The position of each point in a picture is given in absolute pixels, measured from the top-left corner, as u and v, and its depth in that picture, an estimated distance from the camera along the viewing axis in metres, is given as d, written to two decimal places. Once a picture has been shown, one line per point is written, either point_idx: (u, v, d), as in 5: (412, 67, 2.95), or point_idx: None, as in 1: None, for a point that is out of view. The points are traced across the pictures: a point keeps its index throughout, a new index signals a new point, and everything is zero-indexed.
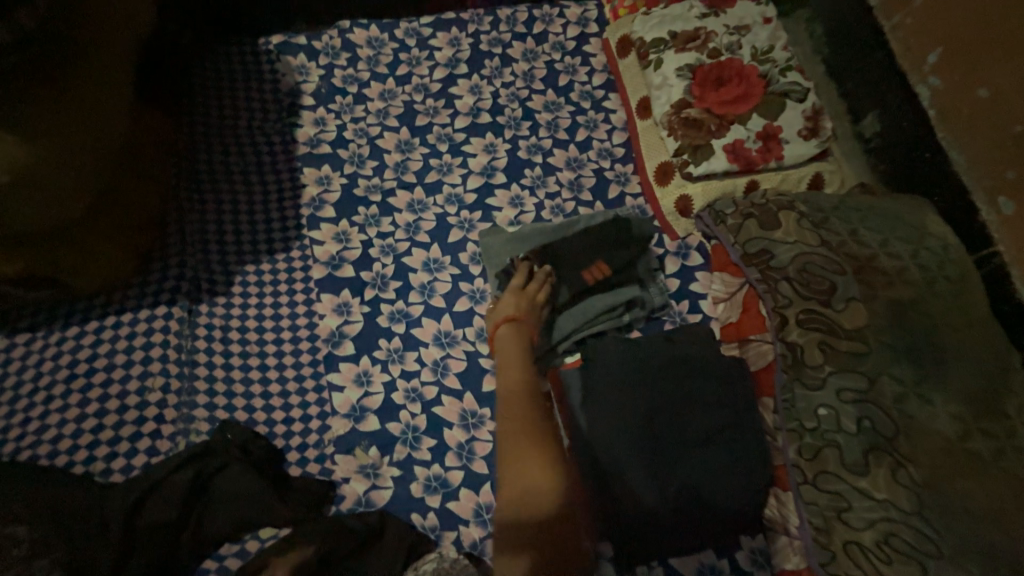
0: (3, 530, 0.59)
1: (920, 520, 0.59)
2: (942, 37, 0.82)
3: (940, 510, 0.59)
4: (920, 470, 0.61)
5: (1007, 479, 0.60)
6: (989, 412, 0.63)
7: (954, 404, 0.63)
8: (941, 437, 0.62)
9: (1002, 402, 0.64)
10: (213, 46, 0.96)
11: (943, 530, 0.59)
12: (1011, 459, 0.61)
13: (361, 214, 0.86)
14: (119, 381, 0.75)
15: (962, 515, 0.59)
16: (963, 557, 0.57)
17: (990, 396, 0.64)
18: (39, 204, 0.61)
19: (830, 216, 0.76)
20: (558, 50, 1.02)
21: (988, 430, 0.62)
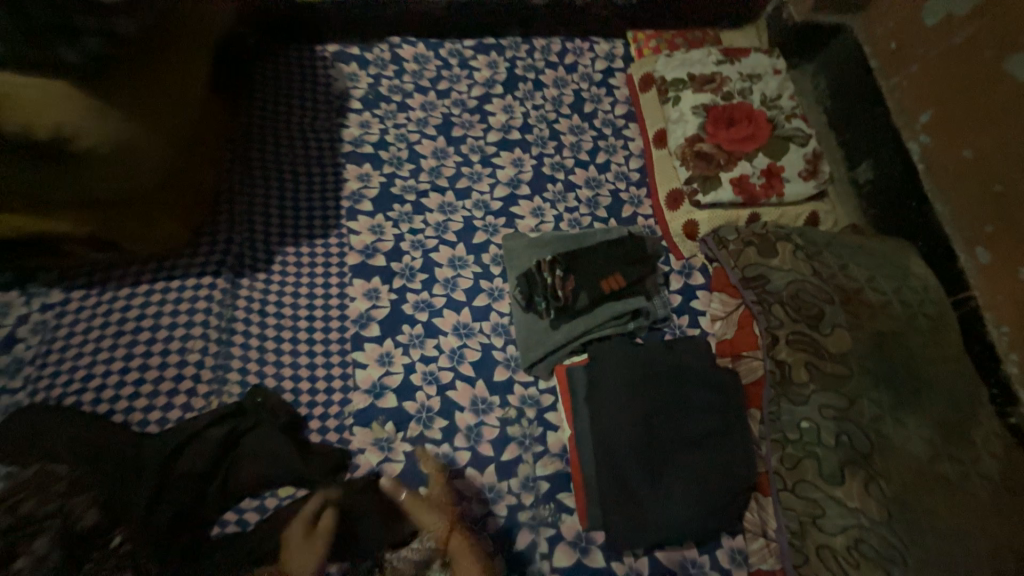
0: (49, 467, 0.65)
1: (888, 530, 0.65)
2: (932, 101, 0.92)
3: (906, 522, 0.65)
4: (891, 485, 0.67)
5: (970, 499, 0.65)
6: (958, 438, 0.69)
7: (926, 428, 0.69)
8: (911, 456, 0.68)
9: (969, 431, 0.70)
10: (274, 49, 1.05)
11: (908, 541, 0.64)
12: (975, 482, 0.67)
13: (396, 210, 0.94)
14: (162, 340, 0.81)
15: (927, 529, 0.64)
16: (924, 566, 0.63)
17: (959, 424, 0.70)
18: (114, 173, 0.64)
19: (824, 250, 0.83)
20: (586, 80, 1.11)
21: (956, 454, 0.68)
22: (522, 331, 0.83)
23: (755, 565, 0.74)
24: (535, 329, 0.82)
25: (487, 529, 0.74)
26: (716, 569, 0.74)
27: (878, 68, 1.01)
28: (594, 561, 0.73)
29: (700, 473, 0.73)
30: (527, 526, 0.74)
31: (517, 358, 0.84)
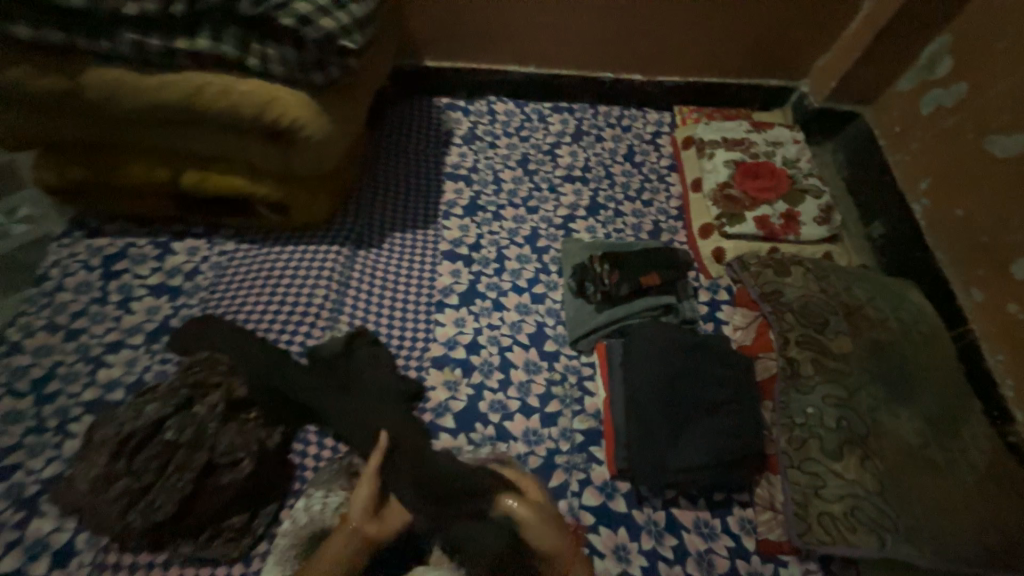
0: (212, 355, 0.86)
1: (881, 499, 0.77)
2: (930, 172, 1.10)
3: (896, 494, 0.77)
4: (884, 462, 0.79)
5: (953, 479, 0.78)
6: (949, 431, 0.82)
7: (918, 420, 0.83)
8: (904, 441, 0.81)
9: (958, 427, 0.83)
10: (403, 93, 1.38)
11: (898, 509, 0.76)
12: (961, 467, 0.80)
13: (480, 216, 1.20)
14: (295, 286, 1.05)
15: (914, 500, 0.77)
16: (911, 529, 0.75)
17: (950, 421, 0.83)
18: (316, 160, 0.91)
19: (832, 275, 1.00)
20: (638, 138, 1.38)
21: (944, 443, 0.81)
22: (573, 311, 1.02)
23: (763, 534, 0.82)
24: (583, 311, 1.02)
25: (529, 465, 0.88)
26: (727, 532, 0.83)
27: (887, 146, 1.22)
28: (617, 505, 0.84)
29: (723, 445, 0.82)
30: (561, 468, 0.87)
31: (564, 335, 1.03)
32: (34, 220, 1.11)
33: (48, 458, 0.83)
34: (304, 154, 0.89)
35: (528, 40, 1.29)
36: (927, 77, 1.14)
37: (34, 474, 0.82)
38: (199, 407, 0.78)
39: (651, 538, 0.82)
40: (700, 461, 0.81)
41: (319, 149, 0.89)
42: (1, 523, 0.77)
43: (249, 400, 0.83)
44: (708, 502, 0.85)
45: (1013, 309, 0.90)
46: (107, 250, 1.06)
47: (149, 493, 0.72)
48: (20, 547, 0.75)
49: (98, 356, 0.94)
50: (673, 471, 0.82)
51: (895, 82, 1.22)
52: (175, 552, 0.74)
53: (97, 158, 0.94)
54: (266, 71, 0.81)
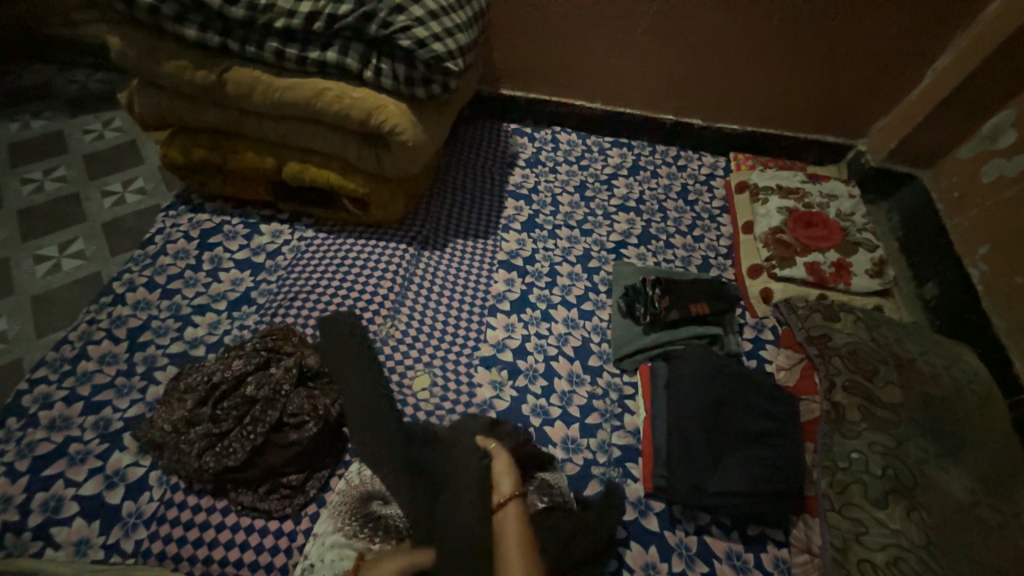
0: (285, 327, 0.96)
1: (927, 553, 0.75)
2: (988, 238, 1.10)
3: (943, 549, 0.76)
4: (931, 516, 0.78)
5: (1006, 543, 0.77)
6: (1001, 495, 0.81)
7: (969, 479, 0.82)
8: (953, 498, 0.80)
9: (1011, 491, 0.82)
10: (474, 118, 1.51)
11: (945, 565, 0.74)
12: (1015, 533, 0.78)
13: (537, 233, 1.27)
14: (361, 275, 1.12)
15: (963, 559, 0.75)
16: None
17: (1002, 484, 0.82)
18: (410, 162, 1.01)
19: (883, 326, 1.01)
20: (692, 178, 1.44)
21: (996, 505, 0.80)
22: (619, 330, 1.06)
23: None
24: (631, 331, 1.06)
25: (565, 471, 0.90)
26: (759, 568, 0.82)
27: (944, 210, 1.23)
28: (650, 524, 0.85)
29: (762, 477, 0.83)
30: (597, 481, 0.89)
31: (609, 352, 1.06)
32: (148, 192, 1.29)
33: (132, 400, 0.92)
34: (397, 156, 0.99)
35: (598, 79, 1.40)
36: (989, 147, 1.15)
37: (119, 412, 0.90)
38: (276, 369, 0.87)
39: (681, 561, 0.82)
40: (738, 490, 0.82)
41: (400, 154, 0.99)
42: (87, 451, 0.85)
43: (318, 369, 0.91)
44: (741, 535, 0.85)
45: None
46: (205, 225, 1.19)
47: (226, 439, 0.80)
48: (100, 475, 0.83)
49: (186, 315, 1.04)
50: (711, 494, 0.82)
51: (956, 150, 1.24)
52: (235, 499, 0.80)
53: (218, 143, 1.09)
54: (378, 83, 0.93)
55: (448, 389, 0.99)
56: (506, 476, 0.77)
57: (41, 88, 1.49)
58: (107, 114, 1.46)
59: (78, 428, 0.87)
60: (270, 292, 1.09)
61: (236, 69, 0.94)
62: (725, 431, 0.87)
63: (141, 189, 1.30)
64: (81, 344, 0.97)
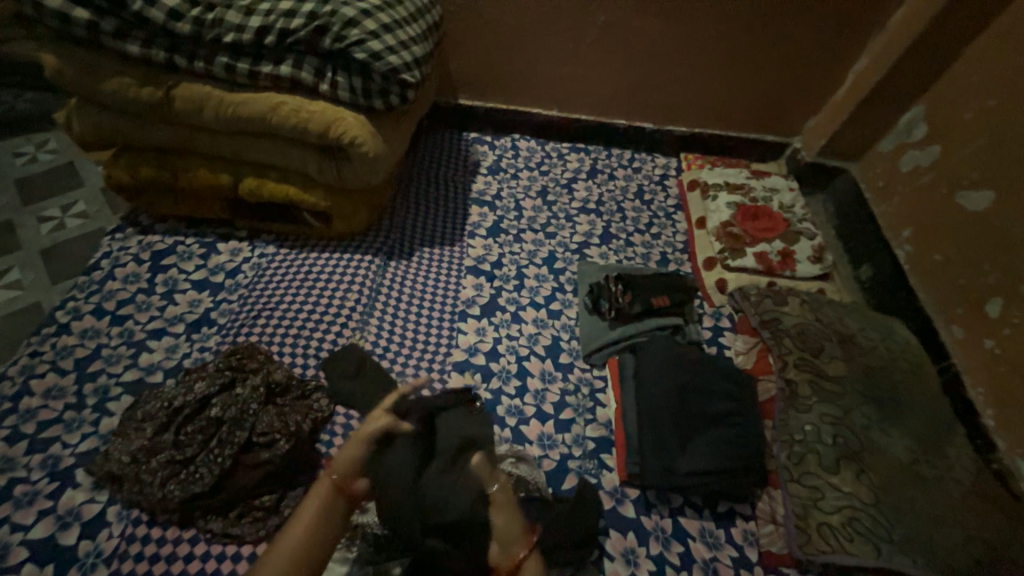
0: (249, 346, 0.93)
1: (875, 510, 0.82)
2: (910, 221, 1.21)
3: (889, 506, 0.83)
4: (877, 477, 0.85)
5: (942, 494, 0.84)
6: (934, 451, 0.90)
7: (908, 439, 0.90)
8: (896, 458, 0.88)
9: (943, 447, 0.90)
10: (434, 128, 1.53)
11: (891, 520, 0.81)
12: (948, 484, 0.86)
13: (502, 238, 1.30)
14: (327, 288, 1.11)
15: (906, 513, 0.82)
16: (904, 539, 0.79)
17: (935, 442, 0.91)
18: (371, 173, 1.01)
19: (825, 307, 1.10)
20: (647, 179, 1.51)
21: (932, 461, 0.88)
22: (587, 326, 1.10)
23: (765, 546, 0.86)
24: (598, 327, 1.10)
25: (543, 467, 0.92)
26: (730, 543, 0.86)
27: (872, 198, 1.34)
28: (626, 510, 0.88)
29: (727, 456, 0.88)
30: (573, 473, 0.92)
31: (578, 349, 1.10)
32: (91, 215, 1.23)
33: (84, 434, 0.87)
34: (358, 167, 0.99)
35: (553, 88, 1.45)
36: (905, 139, 1.27)
37: (70, 448, 0.85)
38: (242, 389, 0.84)
39: (659, 544, 0.85)
40: (707, 468, 0.86)
41: (359, 165, 0.99)
42: (35, 492, 0.79)
43: (287, 385, 0.89)
44: (712, 514, 0.89)
45: (990, 344, 0.98)
46: (156, 247, 1.14)
47: (191, 465, 0.77)
48: (52, 516, 0.77)
49: (140, 341, 1.00)
50: (683, 475, 0.86)
51: (878, 143, 1.36)
52: (204, 527, 0.77)
53: (169, 161, 1.05)
54: (335, 95, 0.94)
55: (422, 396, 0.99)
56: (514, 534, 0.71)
57: None
58: (40, 135, 1.38)
59: (24, 468, 0.81)
60: (233, 311, 1.06)
61: (185, 85, 0.92)
62: (692, 414, 0.92)
63: (83, 213, 1.23)
64: (23, 379, 0.91)
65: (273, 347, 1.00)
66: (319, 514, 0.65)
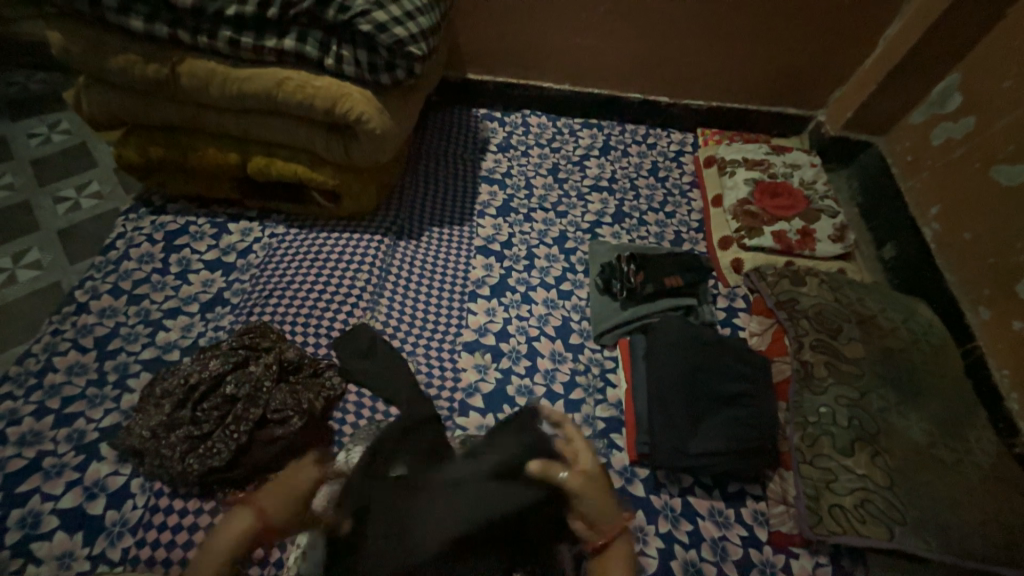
0: (262, 325, 0.94)
1: (889, 493, 0.81)
2: (939, 198, 1.16)
3: (904, 488, 0.82)
4: (893, 459, 0.84)
5: (959, 476, 0.83)
6: (954, 435, 0.88)
7: (926, 422, 0.88)
8: (913, 440, 0.86)
9: (963, 430, 0.88)
10: (443, 105, 1.49)
11: (905, 502, 0.80)
12: (967, 467, 0.85)
13: (513, 217, 1.28)
14: (337, 269, 1.10)
15: (921, 495, 0.81)
16: (918, 521, 0.79)
17: (955, 425, 0.89)
18: (379, 151, 0.99)
19: (845, 287, 1.07)
20: (662, 155, 1.46)
21: (950, 444, 0.86)
22: (597, 307, 1.09)
23: (775, 526, 0.85)
24: (609, 307, 1.08)
25: None
26: (739, 522, 0.86)
27: (899, 174, 1.28)
28: (635, 490, 0.88)
29: (739, 437, 0.87)
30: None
31: (589, 329, 1.09)
32: (105, 196, 1.24)
33: (107, 410, 0.89)
34: (365, 146, 0.98)
35: (565, 61, 1.39)
36: (938, 111, 1.20)
37: (93, 423, 0.87)
38: (256, 368, 0.86)
39: (667, 522, 0.85)
40: (720, 448, 0.86)
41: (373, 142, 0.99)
42: (63, 464, 0.82)
43: (299, 364, 0.90)
44: (722, 494, 0.89)
45: (1019, 326, 0.94)
46: (169, 227, 1.15)
47: (208, 440, 0.79)
48: (80, 487, 0.81)
49: (157, 320, 1.01)
50: (694, 456, 0.86)
51: (908, 115, 1.29)
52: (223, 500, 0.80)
53: (177, 141, 1.05)
54: (341, 70, 0.91)
55: (434, 376, 0.99)
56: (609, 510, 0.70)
57: None
58: (51, 116, 1.39)
59: (51, 442, 0.84)
60: (247, 290, 1.07)
61: (189, 61, 0.90)
62: (706, 397, 0.90)
63: (97, 193, 1.24)
64: (46, 357, 0.94)
65: (286, 326, 1.01)
66: (232, 551, 0.66)
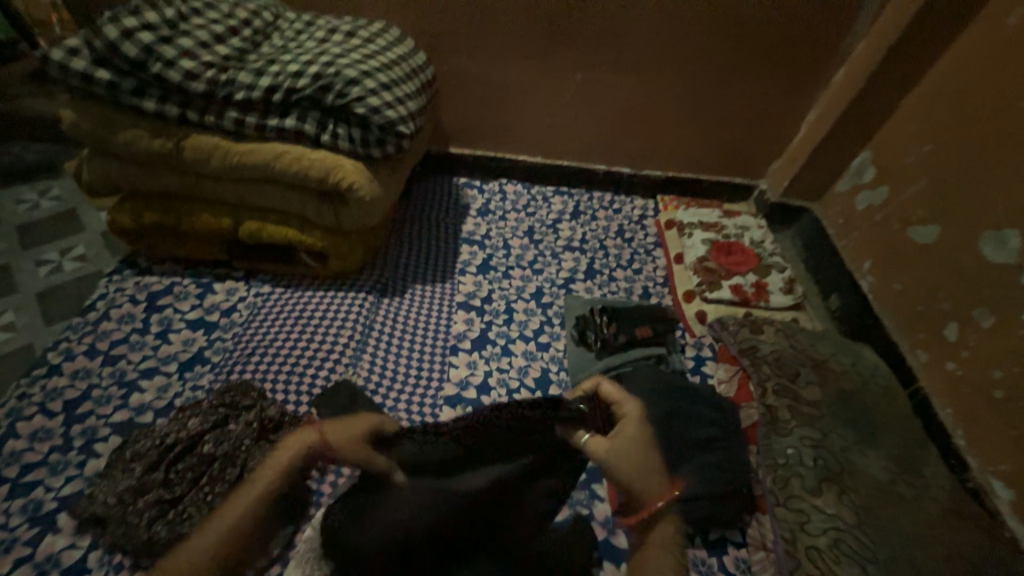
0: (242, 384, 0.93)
1: (860, 532, 0.84)
2: (869, 254, 1.31)
3: (873, 526, 0.85)
4: (859, 497, 0.88)
5: (921, 512, 0.87)
6: (911, 471, 0.93)
7: (885, 460, 0.94)
8: (874, 478, 0.91)
9: (918, 466, 0.94)
10: (426, 173, 1.62)
11: (875, 540, 0.83)
12: (927, 503, 0.89)
13: (493, 275, 1.36)
14: (321, 326, 1.13)
15: (889, 533, 0.84)
16: (889, 560, 0.81)
17: (911, 462, 0.94)
18: (368, 215, 1.07)
19: (798, 334, 1.16)
20: (627, 218, 1.61)
21: (908, 481, 0.91)
22: (574, 358, 1.15)
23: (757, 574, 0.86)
24: (585, 358, 1.15)
25: None
26: (723, 571, 0.86)
27: (834, 233, 1.45)
28: (619, 542, 0.88)
29: (715, 481, 0.89)
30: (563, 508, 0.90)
31: (567, 380, 1.13)
32: (89, 259, 1.26)
33: (68, 477, 0.85)
34: (355, 211, 1.06)
35: (537, 137, 1.56)
36: (857, 181, 1.40)
37: (52, 492, 0.83)
38: (235, 426, 0.85)
39: None
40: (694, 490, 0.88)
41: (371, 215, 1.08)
42: (14, 538, 0.77)
43: (279, 422, 0.90)
44: (704, 542, 0.89)
45: (952, 366, 1.04)
46: (153, 288, 1.16)
47: (179, 504, 0.76)
48: (30, 564, 0.75)
49: (132, 380, 1.00)
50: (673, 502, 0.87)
51: (834, 185, 1.49)
52: None
53: (172, 206, 1.10)
54: (335, 145, 1.01)
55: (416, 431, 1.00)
56: (647, 473, 0.89)
57: None
58: (43, 184, 1.43)
59: (3, 515, 0.80)
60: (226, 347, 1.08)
61: (193, 137, 0.99)
62: (680, 442, 0.94)
63: (81, 256, 1.26)
64: (9, 422, 0.90)
65: (267, 384, 1.02)
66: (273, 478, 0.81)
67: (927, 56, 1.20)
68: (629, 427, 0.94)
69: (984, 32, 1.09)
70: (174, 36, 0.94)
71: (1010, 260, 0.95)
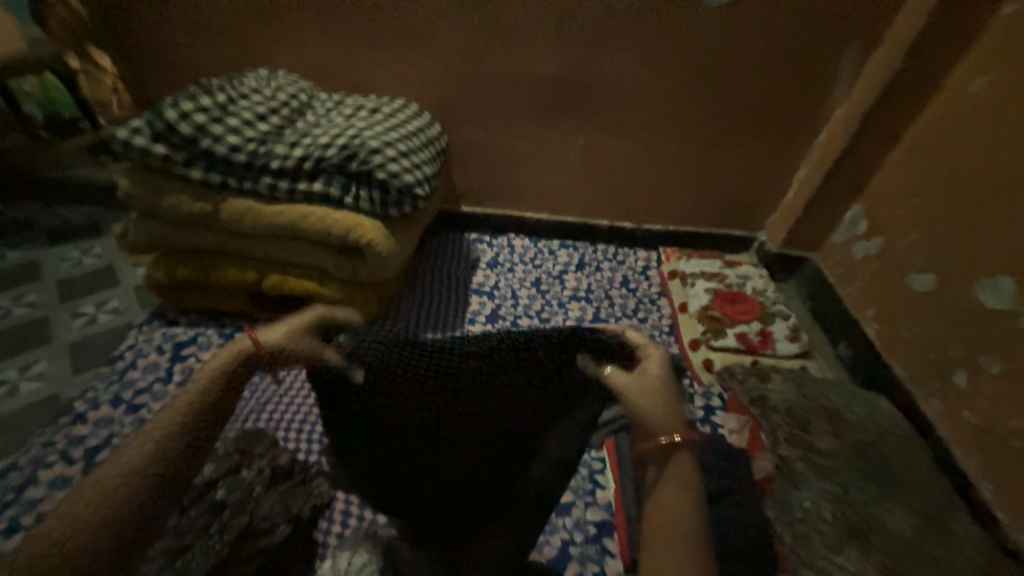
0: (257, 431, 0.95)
1: None
2: (872, 302, 1.33)
3: None
4: (885, 555, 0.84)
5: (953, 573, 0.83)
6: (938, 527, 0.89)
7: (909, 514, 0.90)
8: (900, 534, 0.87)
9: (946, 522, 0.90)
10: (438, 229, 1.72)
11: None
12: (959, 562, 0.85)
13: (502, 324, 1.40)
14: None
15: None
16: None
17: (937, 517, 0.91)
18: (384, 269, 1.14)
19: (807, 382, 1.16)
20: (632, 269, 1.66)
21: (937, 538, 0.87)
22: None
23: None
24: None
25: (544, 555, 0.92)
26: None
27: (836, 282, 1.48)
28: None
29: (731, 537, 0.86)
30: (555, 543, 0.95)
31: None
32: (121, 311, 1.34)
33: None
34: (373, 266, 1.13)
35: (543, 195, 1.66)
36: (853, 233, 1.45)
37: None
38: (247, 473, 0.87)
39: None
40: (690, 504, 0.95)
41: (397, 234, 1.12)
42: None
43: (290, 470, 0.92)
44: None
45: (970, 415, 1.02)
46: (178, 338, 1.22)
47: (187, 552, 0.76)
48: None
49: None
50: None
51: (831, 236, 1.54)
52: None
53: (203, 263, 1.19)
54: (357, 206, 1.11)
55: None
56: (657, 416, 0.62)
57: (23, 226, 1.58)
58: (86, 242, 1.55)
59: None
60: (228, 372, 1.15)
61: (230, 201, 1.09)
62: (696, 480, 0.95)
63: (114, 309, 1.34)
64: (30, 470, 0.94)
65: (283, 431, 1.05)
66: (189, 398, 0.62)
67: (903, 120, 1.29)
68: (650, 366, 0.66)
69: (952, 99, 1.18)
70: (222, 117, 1.08)
71: (1010, 307, 0.97)
